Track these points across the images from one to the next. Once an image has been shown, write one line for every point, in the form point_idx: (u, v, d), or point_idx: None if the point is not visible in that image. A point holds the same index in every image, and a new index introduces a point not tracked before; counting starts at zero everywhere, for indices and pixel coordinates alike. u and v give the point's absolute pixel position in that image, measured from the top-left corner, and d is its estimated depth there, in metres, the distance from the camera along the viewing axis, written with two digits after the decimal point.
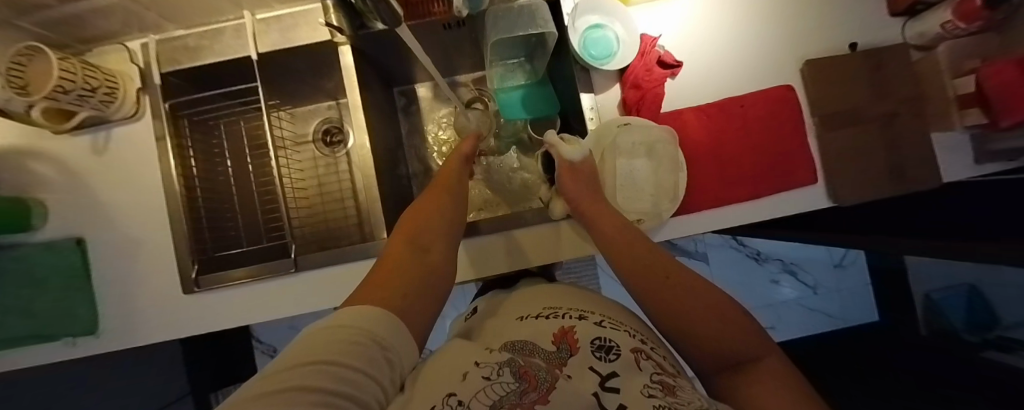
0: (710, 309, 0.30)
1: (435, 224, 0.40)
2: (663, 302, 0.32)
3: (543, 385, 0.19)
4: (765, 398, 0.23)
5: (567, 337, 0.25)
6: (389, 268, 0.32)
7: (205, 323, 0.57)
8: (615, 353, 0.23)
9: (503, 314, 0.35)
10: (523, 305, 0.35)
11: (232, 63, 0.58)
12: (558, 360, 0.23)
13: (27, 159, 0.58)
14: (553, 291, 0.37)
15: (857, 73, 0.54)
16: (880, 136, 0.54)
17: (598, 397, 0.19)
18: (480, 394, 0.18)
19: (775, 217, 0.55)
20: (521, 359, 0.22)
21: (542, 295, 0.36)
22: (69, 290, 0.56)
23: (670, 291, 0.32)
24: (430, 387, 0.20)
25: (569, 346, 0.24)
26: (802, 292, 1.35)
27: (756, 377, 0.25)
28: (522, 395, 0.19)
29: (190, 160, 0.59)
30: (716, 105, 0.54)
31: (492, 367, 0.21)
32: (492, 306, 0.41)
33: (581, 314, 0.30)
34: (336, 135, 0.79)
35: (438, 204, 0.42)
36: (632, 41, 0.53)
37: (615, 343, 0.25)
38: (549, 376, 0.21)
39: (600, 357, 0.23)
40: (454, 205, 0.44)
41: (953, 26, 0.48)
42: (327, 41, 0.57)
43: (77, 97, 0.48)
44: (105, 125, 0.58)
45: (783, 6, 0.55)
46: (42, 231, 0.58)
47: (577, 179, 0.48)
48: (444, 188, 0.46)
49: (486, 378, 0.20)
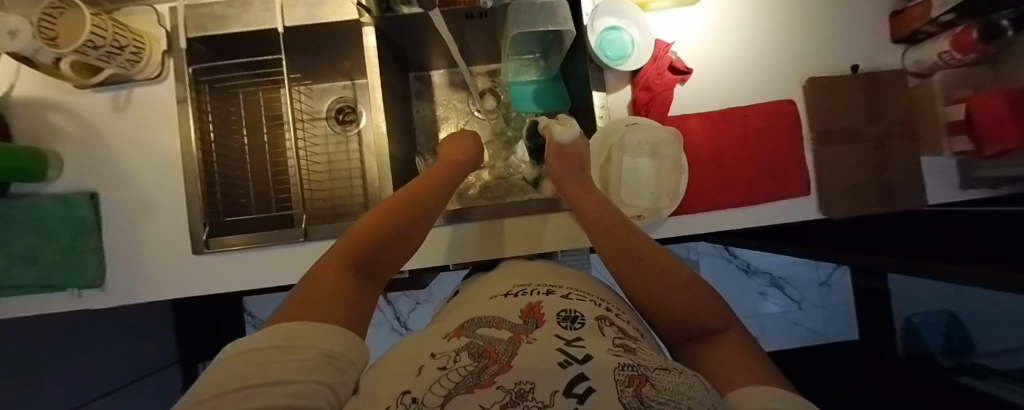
0: (682, 289, 0.33)
1: (387, 247, 0.37)
2: (639, 283, 0.34)
3: (503, 358, 0.20)
4: (731, 364, 0.26)
5: (533, 313, 0.29)
6: (315, 298, 0.27)
7: (211, 285, 0.58)
8: (579, 322, 0.27)
9: (479, 297, 0.39)
10: (495, 287, 0.40)
11: (257, 33, 0.59)
12: (522, 331, 0.26)
13: (49, 111, 0.59)
14: (531, 273, 0.42)
15: (856, 94, 0.57)
16: (873, 155, 0.57)
17: (563, 351, 0.21)
18: (435, 387, 0.18)
19: (768, 224, 0.58)
20: (481, 341, 0.24)
21: (534, 274, 0.42)
22: (79, 244, 0.57)
23: (647, 272, 0.34)
24: (388, 386, 0.20)
25: (535, 319, 0.28)
26: (788, 307, 1.39)
27: (720, 348, 0.29)
28: (479, 374, 0.19)
29: (207, 124, 0.60)
30: (721, 113, 0.57)
31: (448, 358, 0.22)
32: (471, 292, 0.44)
33: (549, 289, 0.35)
34: (348, 114, 0.80)
35: (400, 222, 0.39)
36: (647, 45, 0.55)
37: (580, 314, 0.29)
38: (510, 347, 0.23)
39: (565, 326, 0.26)
40: (416, 224, 0.41)
41: (950, 56, 0.50)
42: (353, 20, 0.59)
43: (105, 53, 0.50)
44: (126, 84, 0.59)
45: (792, 24, 0.58)
46: (57, 183, 0.59)
47: (563, 161, 0.51)
48: (403, 204, 0.41)
49: (441, 369, 0.20)
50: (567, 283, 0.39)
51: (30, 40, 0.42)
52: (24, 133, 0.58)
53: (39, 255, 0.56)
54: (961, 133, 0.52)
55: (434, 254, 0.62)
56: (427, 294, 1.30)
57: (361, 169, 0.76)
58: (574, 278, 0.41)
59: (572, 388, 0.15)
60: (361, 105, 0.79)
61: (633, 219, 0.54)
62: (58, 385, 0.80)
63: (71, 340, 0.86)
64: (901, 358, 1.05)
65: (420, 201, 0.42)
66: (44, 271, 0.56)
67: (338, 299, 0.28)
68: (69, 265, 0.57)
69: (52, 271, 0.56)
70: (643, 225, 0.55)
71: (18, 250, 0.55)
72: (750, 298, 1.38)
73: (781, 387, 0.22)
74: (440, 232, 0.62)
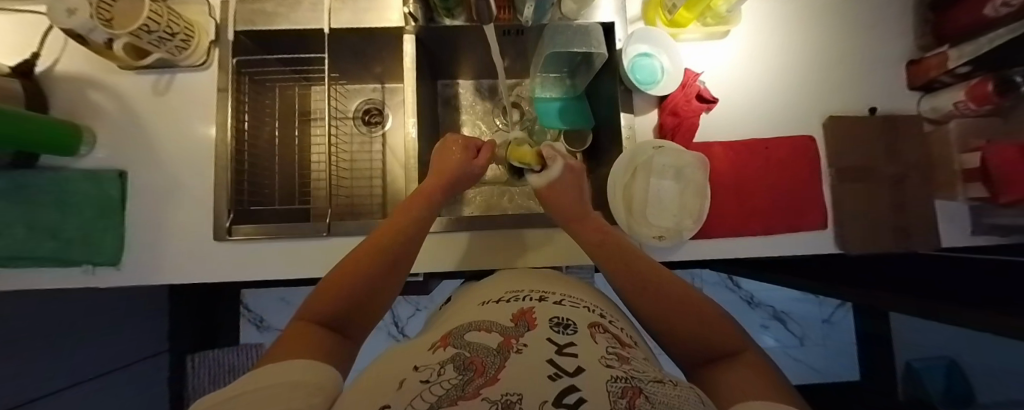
0: (691, 312, 0.33)
1: (365, 298, 0.36)
2: (647, 303, 0.35)
3: (489, 372, 0.22)
4: (739, 384, 0.24)
5: (524, 317, 0.33)
6: (294, 344, 0.28)
7: (231, 273, 0.59)
8: (572, 328, 0.30)
9: (467, 304, 0.42)
10: (486, 292, 0.43)
11: (302, 32, 0.62)
12: (512, 334, 0.29)
13: (89, 89, 0.60)
14: (527, 278, 0.46)
15: (872, 135, 0.59)
16: (887, 196, 0.58)
17: (553, 361, 0.22)
18: (417, 398, 0.19)
19: (785, 255, 0.59)
20: (466, 353, 0.26)
21: (532, 280, 0.45)
22: (101, 220, 0.58)
23: (655, 295, 0.35)
24: (365, 397, 0.21)
25: (527, 323, 0.31)
26: (788, 342, 1.37)
27: (732, 370, 0.27)
28: (465, 386, 0.20)
29: (244, 115, 0.62)
30: (744, 143, 0.59)
31: (433, 371, 0.23)
32: (462, 296, 0.47)
33: (542, 295, 0.39)
34: (375, 116, 0.82)
35: (373, 268, 0.38)
36: (677, 72, 0.57)
37: (573, 321, 0.32)
38: (497, 359, 0.24)
39: (557, 331, 0.29)
40: (392, 267, 0.40)
41: (964, 105, 0.53)
42: (397, 27, 0.62)
43: (157, 38, 0.52)
44: (170, 69, 0.61)
45: (812, 65, 0.61)
46: (86, 158, 0.60)
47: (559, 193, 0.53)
48: (374, 251, 0.39)
49: (425, 383, 0.21)
50: (563, 289, 0.41)
51: (89, 19, 0.43)
52: (62, 107, 0.59)
53: (61, 229, 0.56)
54: (975, 181, 0.54)
55: (441, 258, 0.61)
56: (428, 301, 1.28)
57: (383, 169, 0.78)
58: (570, 285, 0.44)
59: (562, 399, 0.16)
60: (388, 108, 0.82)
61: (655, 239, 0.54)
62: (48, 364, 0.78)
63: (65, 318, 0.84)
64: (904, 404, 1.04)
65: (393, 247, 0.41)
66: (63, 244, 0.56)
67: (322, 340, 0.30)
68: (89, 240, 0.57)
69: (69, 245, 0.56)
70: (663, 246, 0.56)
71: (39, 222, 0.55)
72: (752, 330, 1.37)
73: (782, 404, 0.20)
74: (451, 237, 0.61)
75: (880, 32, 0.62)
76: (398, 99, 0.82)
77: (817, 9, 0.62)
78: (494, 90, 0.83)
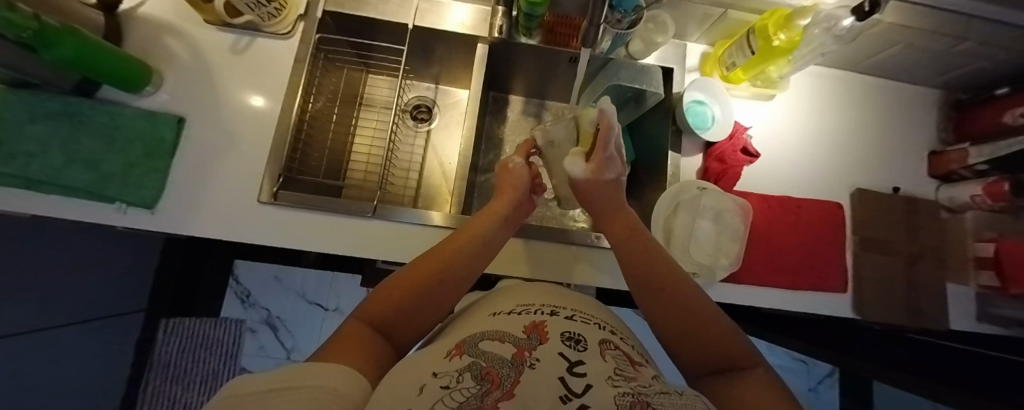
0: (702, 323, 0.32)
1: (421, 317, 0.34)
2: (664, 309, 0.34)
3: (505, 386, 0.24)
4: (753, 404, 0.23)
5: (536, 329, 0.33)
6: (349, 346, 0.27)
7: (263, 236, 0.58)
8: (582, 344, 0.31)
9: (480, 308, 0.41)
10: (495, 303, 0.41)
11: (386, 23, 0.66)
12: (526, 347, 0.30)
13: (167, 34, 0.62)
14: (530, 289, 0.45)
15: (893, 212, 0.64)
16: (905, 272, 0.62)
17: (563, 380, 0.25)
18: (443, 401, 0.21)
19: (806, 312, 0.60)
20: (483, 362, 0.27)
21: (562, 294, 0.44)
22: (146, 161, 0.57)
23: (673, 303, 0.34)
24: (394, 389, 0.23)
25: (539, 336, 0.32)
26: None
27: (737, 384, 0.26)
28: (483, 397, 0.22)
29: (311, 88, 0.66)
30: (778, 199, 0.63)
31: (451, 377, 0.24)
32: (470, 305, 0.45)
33: (552, 309, 0.38)
34: (422, 112, 0.84)
35: (433, 281, 0.35)
36: (726, 124, 0.62)
37: (583, 337, 0.33)
38: (512, 371, 0.26)
39: (569, 346, 0.30)
40: (453, 285, 0.37)
41: (981, 199, 0.58)
42: (473, 36, 0.67)
43: (255, 2, 0.56)
44: (253, 32, 0.64)
45: (844, 140, 0.66)
46: (147, 99, 0.61)
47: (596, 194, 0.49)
48: (435, 268, 0.36)
49: (445, 388, 0.23)
50: (569, 302, 0.41)
51: None
52: (135, 46, 0.61)
53: (101, 163, 0.55)
54: (987, 269, 0.60)
55: None
56: None
57: (423, 164, 0.79)
58: (574, 299, 0.43)
59: None
60: (437, 108, 0.84)
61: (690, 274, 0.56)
62: (41, 296, 0.74)
63: (67, 252, 0.81)
64: None
65: (454, 266, 0.37)
66: (99, 177, 0.55)
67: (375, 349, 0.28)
68: (127, 178, 0.56)
69: (104, 180, 0.55)
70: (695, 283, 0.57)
71: (82, 152, 0.55)
72: None
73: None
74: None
75: (904, 122, 0.68)
76: (449, 101, 0.85)
77: (852, 92, 0.68)
78: (542, 110, 0.85)
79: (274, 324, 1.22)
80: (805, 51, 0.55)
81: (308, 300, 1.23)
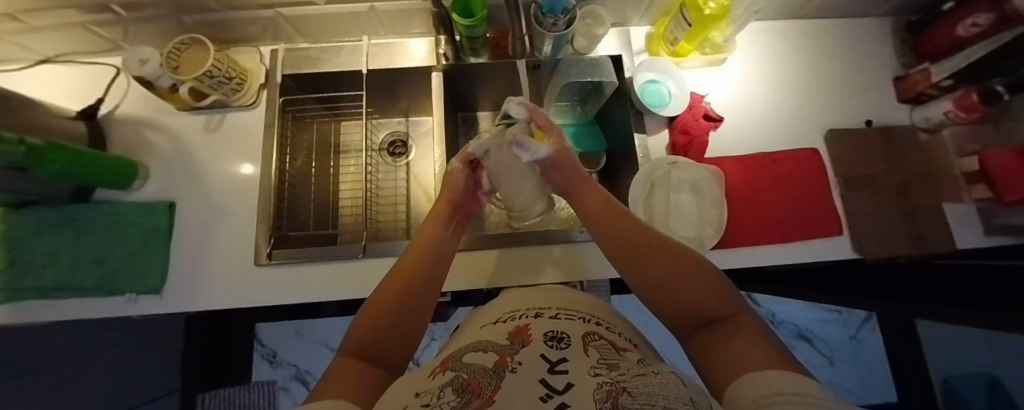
0: (685, 276, 0.34)
1: (406, 336, 0.35)
2: (647, 269, 0.36)
3: (486, 393, 0.25)
4: (739, 350, 0.26)
5: (519, 334, 0.35)
6: (342, 380, 0.28)
7: (264, 297, 0.61)
8: (565, 342, 0.32)
9: (472, 323, 0.43)
10: (485, 315, 0.43)
11: (341, 73, 0.70)
12: (508, 352, 0.31)
13: (146, 128, 0.66)
14: (521, 296, 0.46)
15: (870, 146, 0.64)
16: (897, 202, 0.61)
17: (544, 380, 0.26)
18: None
19: (806, 262, 0.60)
20: (466, 375, 0.28)
21: (550, 295, 0.45)
22: (146, 250, 0.61)
23: (655, 259, 0.36)
24: None
25: (522, 340, 0.33)
26: (818, 362, 1.24)
27: (730, 332, 0.29)
28: (462, 407, 0.23)
29: (285, 149, 0.69)
30: (753, 158, 0.63)
31: (433, 395, 0.25)
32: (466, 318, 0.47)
33: (537, 311, 0.39)
34: (399, 147, 0.86)
35: (404, 294, 0.37)
36: (683, 96, 0.63)
37: (567, 334, 0.34)
38: (494, 379, 0.27)
39: (551, 346, 0.32)
40: (426, 291, 0.38)
41: (954, 114, 0.58)
42: (426, 67, 0.70)
43: (217, 82, 0.59)
44: (222, 109, 0.68)
45: (806, 85, 0.66)
46: (139, 192, 0.65)
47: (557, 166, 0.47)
48: (405, 279, 0.38)
49: (426, 405, 0.24)
50: (554, 302, 0.43)
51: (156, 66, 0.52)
52: (120, 146, 0.65)
53: (108, 260, 0.59)
54: (978, 182, 0.59)
55: (461, 276, 0.65)
56: (443, 329, 1.05)
57: (408, 194, 0.80)
58: (561, 297, 0.44)
59: None
60: (412, 139, 0.86)
61: None
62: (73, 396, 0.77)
63: (93, 348, 0.85)
64: None
65: (421, 273, 0.39)
66: (109, 273, 0.59)
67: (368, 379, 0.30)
68: (134, 269, 0.60)
69: (114, 275, 0.59)
70: None
71: (90, 253, 0.59)
72: None
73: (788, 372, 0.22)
74: (471, 255, 0.66)
75: (862, 54, 0.68)
76: (422, 130, 0.87)
77: (804, 38, 0.69)
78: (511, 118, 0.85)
79: (305, 379, 1.21)
80: (740, 12, 0.58)
81: (329, 348, 1.22)
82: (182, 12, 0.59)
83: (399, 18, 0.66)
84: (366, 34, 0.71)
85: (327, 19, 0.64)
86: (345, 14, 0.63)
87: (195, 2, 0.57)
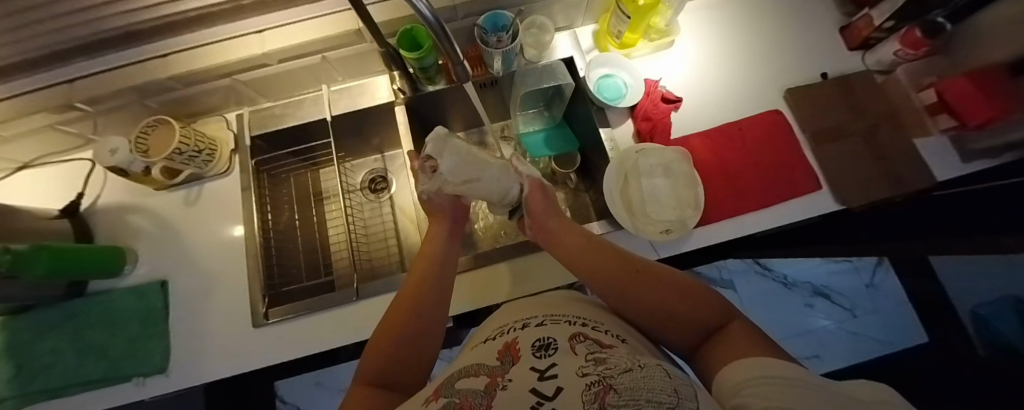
0: (682, 294, 0.36)
1: (418, 357, 0.35)
2: (646, 294, 0.37)
3: None
4: (739, 349, 0.29)
5: (508, 350, 0.35)
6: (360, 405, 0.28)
7: (267, 357, 0.61)
8: (552, 348, 0.32)
9: (466, 347, 0.43)
10: (480, 334, 0.44)
11: (307, 124, 0.71)
12: (499, 372, 0.31)
13: (128, 213, 0.68)
14: (511, 309, 0.47)
15: (830, 98, 0.65)
16: (869, 147, 0.61)
17: (534, 388, 0.27)
18: None
19: (792, 223, 0.60)
20: (458, 398, 0.28)
21: (538, 304, 0.45)
22: (146, 331, 0.62)
23: (650, 282, 0.38)
24: None
25: (511, 357, 0.33)
26: (839, 317, 1.17)
27: (731, 338, 0.31)
28: None
29: (265, 206, 0.70)
30: (719, 131, 0.64)
31: None
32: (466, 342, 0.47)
33: (525, 322, 0.40)
34: (379, 183, 0.86)
35: (409, 318, 0.37)
36: (638, 85, 0.64)
37: (554, 340, 0.34)
38: (484, 398, 0.28)
39: (538, 355, 0.32)
40: (432, 309, 0.39)
41: (904, 52, 0.59)
42: (388, 103, 0.71)
43: (187, 157, 0.61)
44: (198, 181, 0.69)
45: (757, 51, 0.68)
46: (130, 276, 0.66)
47: (543, 197, 0.56)
48: (406, 305, 0.38)
49: None
50: (542, 310, 0.43)
51: (128, 153, 0.54)
52: (105, 235, 0.66)
53: (110, 349, 0.60)
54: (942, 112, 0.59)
55: (458, 299, 0.65)
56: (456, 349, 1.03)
57: (396, 228, 0.80)
58: (549, 303, 0.45)
59: None
60: (391, 173, 0.86)
61: (662, 233, 0.56)
62: None
63: None
64: (984, 355, 0.94)
65: (421, 296, 0.39)
66: (112, 362, 0.59)
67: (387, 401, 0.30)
68: (136, 353, 0.60)
69: (118, 363, 0.59)
70: (672, 240, 0.57)
71: (91, 345, 0.60)
72: (795, 311, 1.18)
73: (776, 358, 0.25)
74: (465, 276, 0.67)
75: (804, 11, 0.70)
76: (399, 163, 0.87)
77: (745, 7, 0.70)
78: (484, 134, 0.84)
79: None
80: None
81: None
82: (143, 97, 0.61)
83: (353, 64, 0.68)
84: (325, 83, 0.73)
85: (283, 76, 0.65)
86: (299, 69, 0.65)
87: (153, 85, 0.59)
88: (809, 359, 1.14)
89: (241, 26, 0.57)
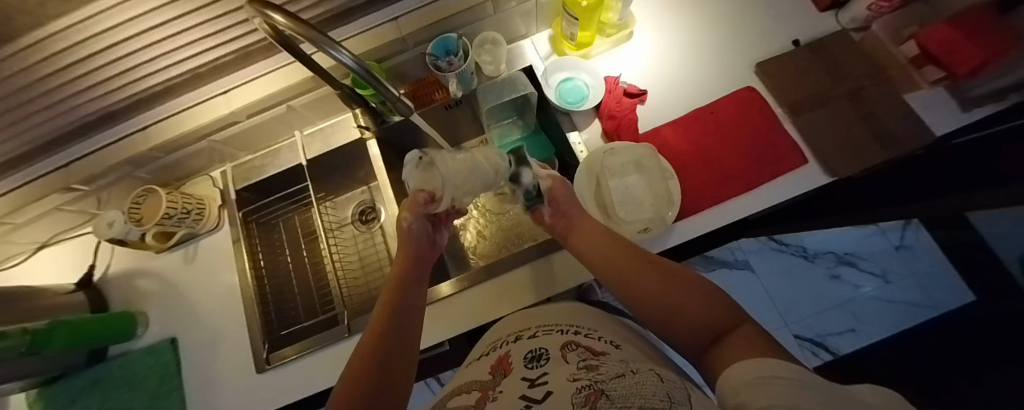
0: (687, 290, 0.31)
1: (400, 361, 0.34)
2: (649, 284, 0.34)
3: None
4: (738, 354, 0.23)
5: (500, 365, 0.35)
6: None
7: (272, 401, 0.63)
8: (544, 358, 0.32)
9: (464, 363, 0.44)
10: (476, 350, 0.44)
11: (287, 171, 0.74)
12: (491, 385, 0.31)
13: (136, 278, 0.72)
14: (507, 322, 0.47)
15: (805, 65, 0.61)
16: (855, 110, 0.57)
17: (524, 396, 0.27)
18: None
19: (779, 203, 0.56)
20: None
21: (535, 316, 0.44)
22: (162, 387, 0.65)
23: (657, 276, 0.34)
24: None
25: (503, 370, 0.33)
26: (872, 285, 1.07)
27: (736, 341, 0.25)
28: None
29: (258, 254, 0.72)
30: (690, 116, 0.61)
31: None
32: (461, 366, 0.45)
33: (518, 334, 0.40)
34: (368, 213, 0.85)
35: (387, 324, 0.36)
36: (599, 84, 0.63)
37: (546, 350, 0.34)
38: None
39: (530, 366, 0.31)
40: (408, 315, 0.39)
41: (876, 6, 0.55)
42: (359, 138, 0.73)
43: (178, 219, 0.64)
44: (194, 238, 0.73)
45: (720, 29, 0.65)
46: (143, 337, 0.70)
47: (562, 184, 0.52)
48: (386, 307, 0.39)
49: None
50: (537, 321, 0.43)
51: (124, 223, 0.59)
52: (118, 301, 0.70)
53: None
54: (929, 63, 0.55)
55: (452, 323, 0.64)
56: None
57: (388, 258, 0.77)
58: (545, 314, 0.44)
59: None
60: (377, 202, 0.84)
61: (641, 232, 0.54)
62: None
63: None
64: None
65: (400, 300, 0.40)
66: None
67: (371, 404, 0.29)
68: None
69: None
70: (653, 237, 0.55)
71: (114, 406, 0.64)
72: (819, 283, 1.09)
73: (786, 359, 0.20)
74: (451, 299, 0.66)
75: None
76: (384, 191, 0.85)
77: None
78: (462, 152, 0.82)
79: None
80: None
81: None
82: (134, 168, 0.65)
83: (320, 107, 0.70)
84: (297, 128, 0.75)
85: (254, 130, 0.68)
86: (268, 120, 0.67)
87: (138, 158, 0.63)
88: (843, 333, 1.04)
89: (207, 90, 0.60)
